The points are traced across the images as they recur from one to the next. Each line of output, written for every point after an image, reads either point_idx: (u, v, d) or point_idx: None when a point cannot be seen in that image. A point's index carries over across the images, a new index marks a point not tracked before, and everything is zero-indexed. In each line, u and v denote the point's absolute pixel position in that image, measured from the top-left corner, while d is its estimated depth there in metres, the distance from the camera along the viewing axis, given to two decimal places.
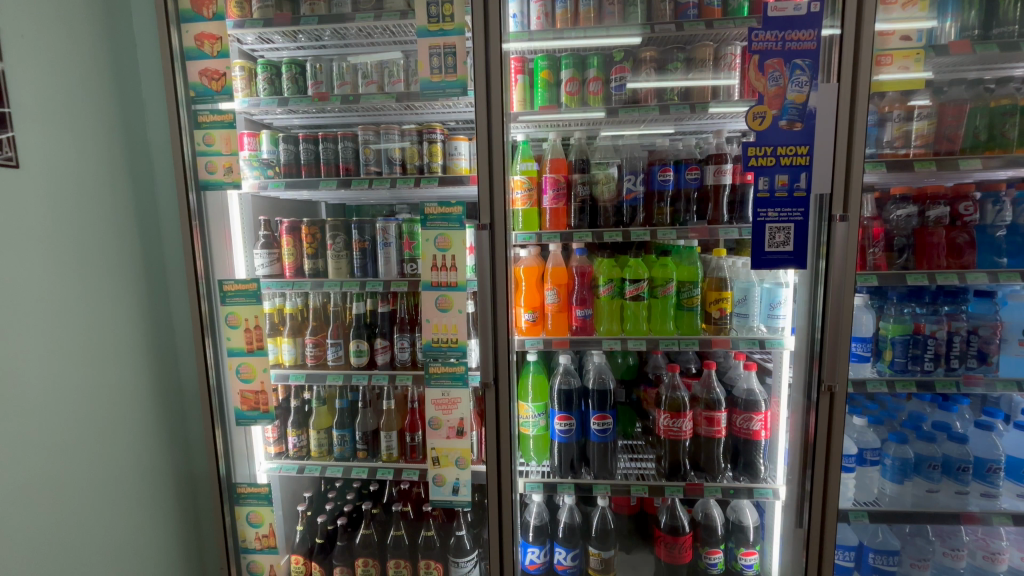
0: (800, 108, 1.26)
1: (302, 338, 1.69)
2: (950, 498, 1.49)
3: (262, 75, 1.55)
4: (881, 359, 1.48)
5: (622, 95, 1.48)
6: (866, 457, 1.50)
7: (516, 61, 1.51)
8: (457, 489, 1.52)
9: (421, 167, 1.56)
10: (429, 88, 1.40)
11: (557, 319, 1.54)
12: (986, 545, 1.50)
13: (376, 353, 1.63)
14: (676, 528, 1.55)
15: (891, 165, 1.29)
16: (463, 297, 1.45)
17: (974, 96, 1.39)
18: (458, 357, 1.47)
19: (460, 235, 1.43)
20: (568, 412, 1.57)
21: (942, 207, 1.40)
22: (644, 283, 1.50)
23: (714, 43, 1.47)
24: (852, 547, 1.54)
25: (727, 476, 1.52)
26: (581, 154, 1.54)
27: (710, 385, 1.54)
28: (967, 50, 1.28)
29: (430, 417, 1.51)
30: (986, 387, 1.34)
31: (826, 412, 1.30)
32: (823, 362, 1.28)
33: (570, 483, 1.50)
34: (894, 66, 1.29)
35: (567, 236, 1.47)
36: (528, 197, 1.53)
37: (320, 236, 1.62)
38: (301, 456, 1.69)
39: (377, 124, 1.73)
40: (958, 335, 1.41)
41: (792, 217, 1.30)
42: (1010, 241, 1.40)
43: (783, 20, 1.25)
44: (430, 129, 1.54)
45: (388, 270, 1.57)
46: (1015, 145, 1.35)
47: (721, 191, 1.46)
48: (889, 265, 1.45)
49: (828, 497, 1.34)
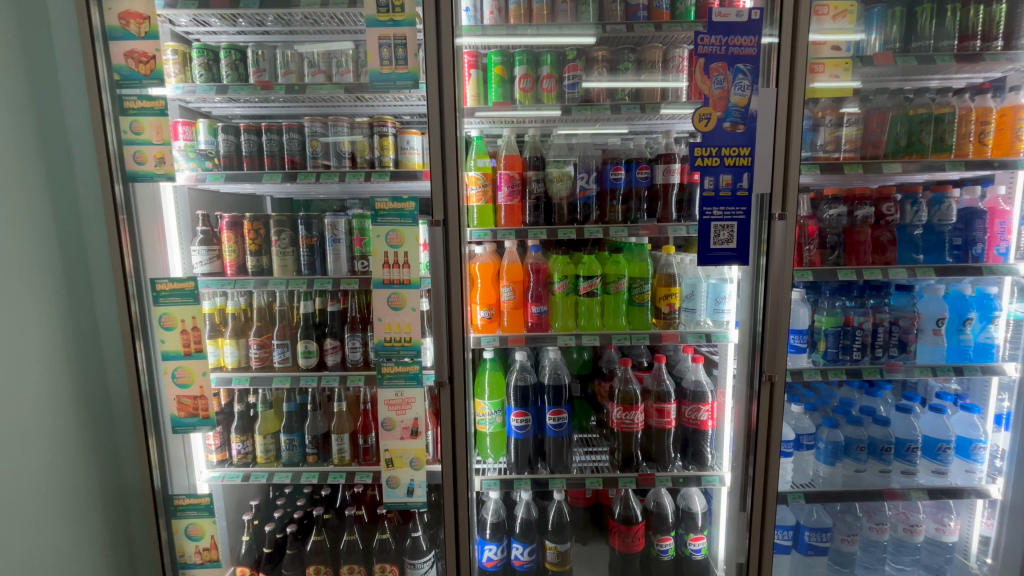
0: (742, 111, 1.31)
1: (246, 339, 1.60)
2: (876, 477, 1.60)
3: (198, 60, 1.45)
4: (816, 350, 1.57)
5: (575, 93, 1.49)
6: (803, 442, 1.60)
7: (469, 55, 1.49)
8: (411, 490, 1.49)
9: (371, 161, 1.51)
10: (378, 79, 1.36)
11: (512, 316, 1.54)
12: (906, 518, 1.63)
13: (326, 354, 1.57)
14: (629, 518, 1.60)
15: (824, 168, 1.38)
16: (417, 296, 1.42)
17: (896, 104, 1.50)
18: (413, 356, 1.44)
19: (413, 232, 1.40)
20: (524, 408, 1.57)
21: (868, 206, 1.51)
22: (597, 279, 1.53)
23: (663, 45, 1.51)
24: (790, 527, 1.64)
25: (676, 465, 1.57)
26: (536, 151, 1.54)
27: (661, 377, 1.59)
28: (889, 62, 1.36)
29: (383, 418, 1.47)
30: (906, 373, 1.45)
31: (767, 400, 1.38)
32: (764, 354, 1.35)
33: (526, 479, 1.51)
34: (825, 74, 1.36)
35: (522, 233, 1.47)
36: (483, 193, 1.50)
37: (265, 232, 1.54)
38: (245, 464, 1.60)
39: (327, 116, 1.67)
40: (882, 326, 1.52)
41: (735, 215, 1.36)
42: (926, 239, 1.53)
43: (726, 25, 1.30)
44: (381, 121, 1.49)
45: (338, 268, 1.52)
46: (930, 151, 1.47)
47: (669, 191, 1.50)
48: (823, 262, 1.55)
49: (769, 482, 1.41)
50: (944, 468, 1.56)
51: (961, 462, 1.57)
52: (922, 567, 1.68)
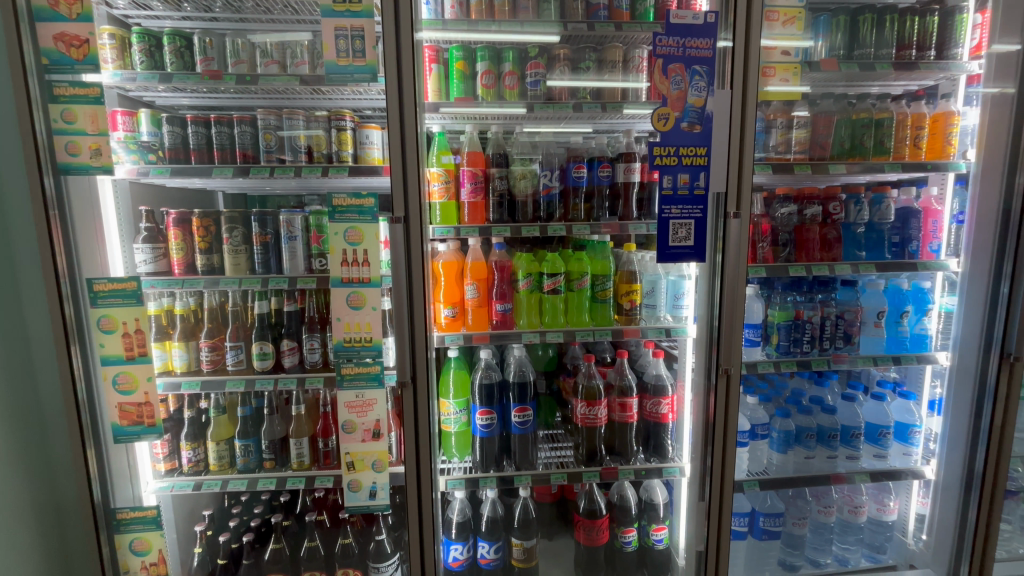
0: (698, 112, 1.35)
1: (196, 341, 1.52)
2: (824, 462, 1.69)
3: (138, 46, 1.36)
4: (769, 343, 1.64)
5: (538, 90, 1.48)
6: (757, 432, 1.67)
7: (430, 50, 1.47)
8: (374, 493, 1.46)
9: (329, 156, 1.47)
10: (334, 71, 1.31)
11: (477, 314, 1.54)
12: (851, 500, 1.73)
13: (282, 356, 1.52)
14: (594, 512, 1.62)
15: (775, 168, 1.43)
16: (377, 294, 1.38)
17: (840, 109, 1.58)
18: (374, 357, 1.40)
19: (373, 229, 1.36)
20: (489, 406, 1.57)
21: (816, 206, 1.58)
22: (561, 277, 1.54)
23: (623, 45, 1.53)
24: (745, 514, 1.72)
25: (639, 458, 1.61)
26: (498, 149, 1.54)
27: (623, 372, 1.62)
28: (835, 68, 1.43)
29: (343, 421, 1.42)
30: (851, 364, 1.54)
31: (724, 392, 1.42)
32: (720, 348, 1.39)
33: (492, 477, 1.50)
34: (777, 78, 1.42)
35: (486, 231, 1.46)
36: (446, 189, 1.48)
37: (215, 229, 1.47)
38: (196, 472, 1.52)
39: (282, 108, 1.60)
40: (829, 319, 1.60)
41: (693, 214, 1.40)
42: (868, 237, 1.61)
43: (684, 27, 1.33)
44: (339, 115, 1.45)
45: (295, 266, 1.48)
46: (872, 153, 1.55)
47: (630, 189, 1.53)
48: (775, 258, 1.60)
49: (726, 471, 1.46)
50: (884, 452, 1.66)
51: (901, 446, 1.70)
52: (865, 545, 1.79)
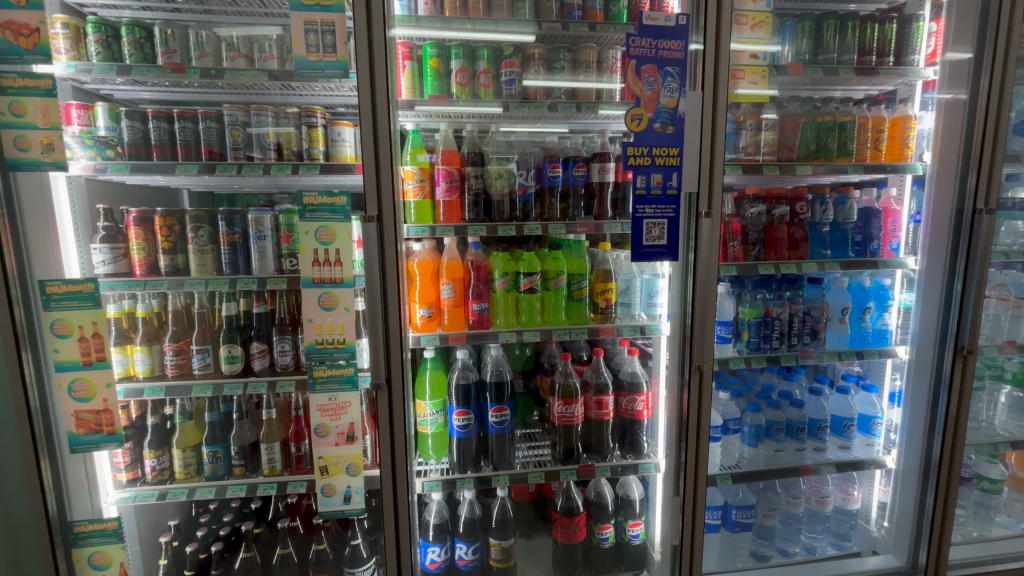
0: (671, 112, 1.37)
1: (160, 345, 1.46)
2: (793, 455, 1.74)
3: (94, 36, 1.30)
4: (740, 339, 1.67)
5: (513, 89, 1.48)
6: (729, 427, 1.71)
7: (403, 47, 1.45)
8: (348, 497, 1.42)
9: (299, 154, 1.43)
10: (303, 67, 1.28)
11: (453, 314, 1.52)
12: (818, 491, 1.79)
13: (252, 359, 1.47)
14: (571, 509, 1.63)
15: (745, 169, 1.47)
16: (350, 295, 1.35)
17: (806, 112, 1.62)
18: (348, 359, 1.37)
19: (345, 228, 1.33)
20: (466, 407, 1.56)
21: (784, 206, 1.62)
22: (538, 276, 1.54)
23: (597, 46, 1.54)
24: (718, 507, 1.75)
25: (615, 455, 1.63)
26: (474, 148, 1.53)
27: (599, 370, 1.64)
28: (801, 72, 1.47)
29: (316, 424, 1.39)
30: (817, 359, 1.58)
31: (697, 388, 1.45)
32: (693, 345, 1.42)
33: (469, 478, 1.49)
34: (746, 80, 1.44)
35: (461, 229, 1.44)
36: (421, 188, 1.47)
37: (180, 228, 1.42)
38: (161, 481, 1.46)
39: (250, 103, 1.55)
40: (797, 316, 1.65)
41: (665, 213, 1.41)
42: (833, 236, 1.67)
43: (656, 29, 1.34)
44: (310, 111, 1.41)
45: (264, 267, 1.44)
46: (836, 155, 1.61)
47: (605, 189, 1.55)
48: (745, 257, 1.64)
49: (699, 465, 1.49)
50: (849, 443, 1.73)
51: (863, 437, 1.74)
52: (831, 533, 1.85)
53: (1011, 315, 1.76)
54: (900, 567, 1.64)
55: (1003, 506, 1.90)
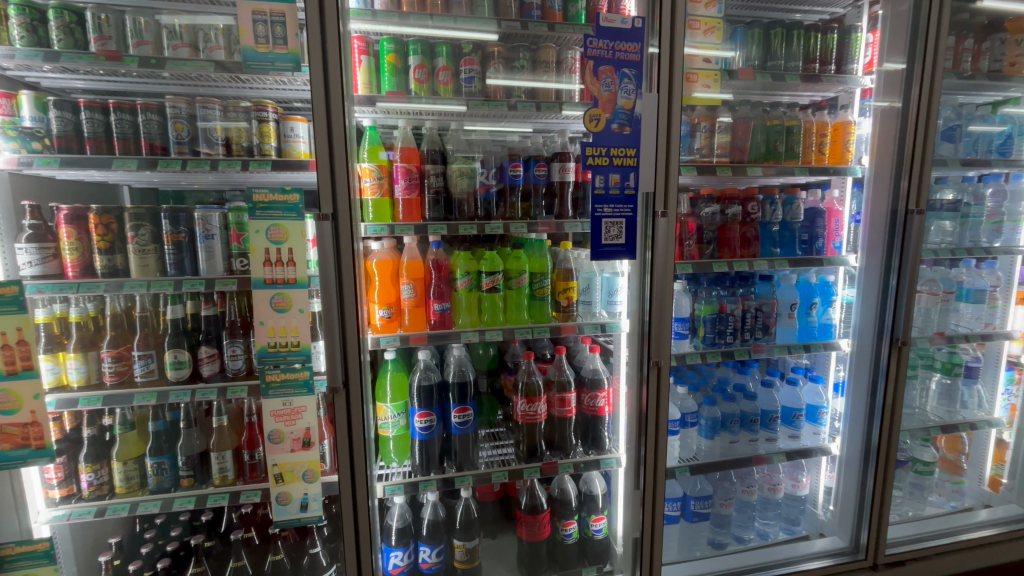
0: (628, 113, 1.39)
1: (96, 352, 1.37)
2: (747, 445, 1.81)
3: (17, 19, 1.21)
4: (697, 335, 1.73)
5: (472, 87, 1.47)
6: (687, 420, 1.76)
7: (359, 40, 1.41)
8: (305, 505, 1.37)
9: (249, 149, 1.37)
10: (252, 58, 1.22)
11: (414, 314, 1.49)
12: (770, 479, 1.87)
13: (201, 364, 1.40)
14: (535, 507, 1.64)
15: (699, 170, 1.51)
16: (304, 296, 1.30)
17: (757, 115, 1.69)
18: (303, 362, 1.32)
19: (298, 226, 1.28)
20: (428, 408, 1.54)
21: (736, 206, 1.69)
22: (499, 275, 1.54)
23: (556, 46, 1.55)
24: (678, 499, 1.80)
25: (578, 451, 1.65)
26: (433, 145, 1.50)
27: (562, 368, 1.65)
28: (751, 76, 1.53)
29: (269, 431, 1.33)
30: (768, 353, 1.65)
31: (655, 384, 1.49)
32: (651, 342, 1.45)
33: (432, 480, 1.47)
34: (700, 84, 1.49)
35: (422, 229, 1.41)
36: (378, 185, 1.44)
37: (118, 227, 1.33)
38: (99, 497, 1.37)
39: (197, 96, 1.48)
40: (749, 312, 1.71)
41: (623, 212, 1.44)
42: (782, 235, 1.75)
43: (612, 31, 1.36)
44: (260, 105, 1.35)
45: (212, 267, 1.37)
46: (783, 157, 1.68)
47: (566, 188, 1.56)
48: (701, 255, 1.69)
49: (658, 459, 1.53)
50: (797, 432, 1.82)
51: (810, 426, 1.84)
52: (783, 519, 1.94)
53: (940, 309, 1.89)
54: (844, 548, 1.74)
55: (935, 486, 2.05)
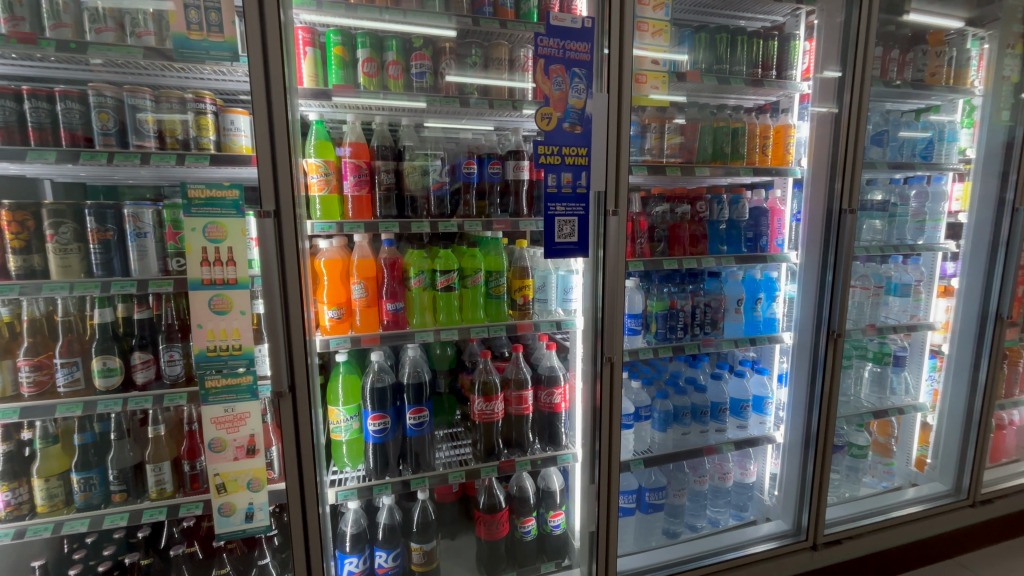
0: (579, 112, 1.40)
1: (12, 360, 1.27)
2: (698, 437, 1.87)
3: None
4: (649, 331, 1.78)
5: (423, 82, 1.45)
6: (641, 414, 1.81)
7: (304, 31, 1.35)
8: (250, 515, 1.31)
9: (185, 143, 1.29)
10: (184, 46, 1.16)
11: (365, 315, 1.45)
12: (720, 468, 1.95)
13: (133, 371, 1.31)
14: (494, 505, 1.63)
15: (650, 169, 1.55)
16: (245, 297, 1.25)
17: (704, 117, 1.75)
18: (246, 366, 1.26)
19: (238, 224, 1.22)
20: (382, 410, 1.50)
21: (685, 205, 1.74)
22: (454, 274, 1.52)
23: (509, 44, 1.55)
24: (633, 491, 1.85)
25: (535, 448, 1.65)
26: (384, 141, 1.47)
27: (519, 366, 1.65)
28: (697, 79, 1.58)
29: (210, 439, 1.27)
30: (717, 347, 1.71)
31: (608, 379, 1.51)
32: (604, 338, 1.47)
33: (387, 483, 1.44)
34: (648, 85, 1.53)
35: (372, 227, 1.38)
36: (326, 181, 1.39)
37: (35, 225, 1.23)
38: (18, 518, 1.26)
39: (126, 84, 1.38)
40: (699, 307, 1.78)
41: (575, 211, 1.45)
42: (729, 233, 1.81)
43: (563, 30, 1.37)
44: (197, 96, 1.28)
45: (145, 268, 1.29)
46: (729, 158, 1.74)
47: (520, 186, 1.56)
48: (652, 253, 1.74)
49: (613, 453, 1.55)
50: (745, 422, 1.89)
51: (757, 416, 1.94)
52: (733, 506, 2.03)
53: (872, 302, 2.03)
54: (787, 531, 1.83)
55: (869, 467, 2.19)
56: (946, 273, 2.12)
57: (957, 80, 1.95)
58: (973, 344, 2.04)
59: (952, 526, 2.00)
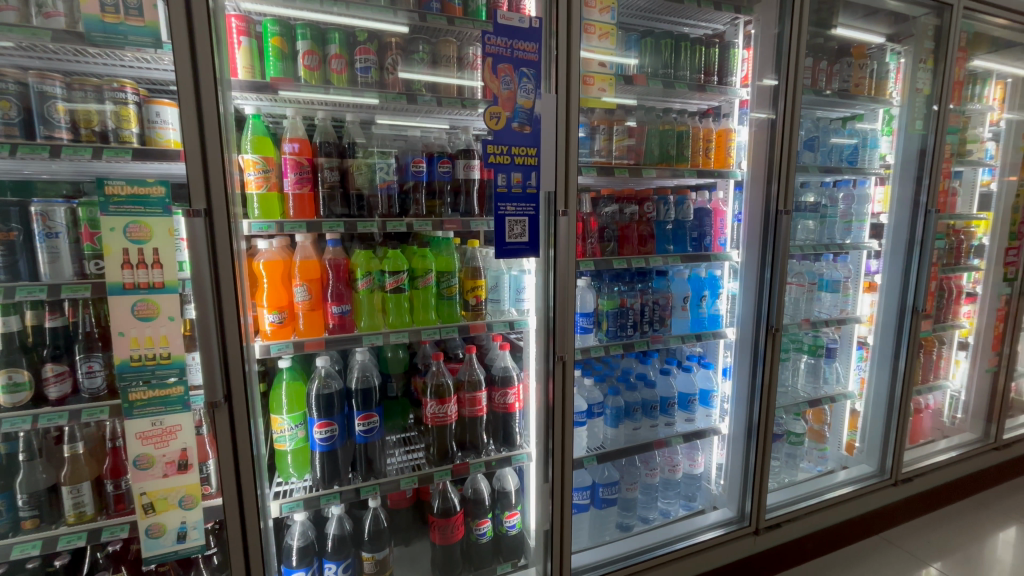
0: (528, 112, 1.40)
1: None
2: (648, 431, 1.92)
3: None
4: (601, 329, 1.81)
5: (368, 78, 1.40)
6: (594, 411, 1.84)
7: (238, 20, 1.28)
8: (183, 535, 1.23)
9: (103, 135, 1.19)
10: (95, 28, 1.06)
11: (309, 318, 1.39)
12: (669, 460, 2.02)
13: (46, 385, 1.20)
14: (448, 509, 1.61)
15: (599, 170, 1.57)
16: (174, 302, 1.16)
17: (652, 120, 1.80)
18: (177, 376, 1.18)
19: (164, 223, 1.14)
20: (329, 418, 1.44)
21: (633, 205, 1.79)
22: (404, 275, 1.49)
23: (457, 41, 1.53)
24: (587, 487, 1.87)
25: (489, 449, 1.64)
26: (327, 137, 1.41)
27: (473, 367, 1.64)
28: (643, 83, 1.61)
29: (134, 456, 1.17)
30: (665, 343, 1.76)
31: (561, 378, 1.52)
32: (557, 338, 1.48)
33: (335, 493, 1.39)
34: (595, 87, 1.55)
35: (315, 226, 1.32)
36: (264, 179, 1.32)
37: None
38: None
39: (34, 69, 1.26)
40: (647, 305, 1.83)
41: (526, 211, 1.45)
42: (675, 233, 1.87)
43: (510, 29, 1.36)
44: (116, 84, 1.18)
45: (57, 272, 1.18)
46: (675, 160, 1.80)
47: (470, 185, 1.54)
48: (602, 253, 1.76)
49: (566, 451, 1.57)
50: (692, 415, 1.96)
51: (704, 409, 2.00)
52: (682, 496, 2.10)
53: (806, 298, 2.16)
54: (732, 518, 1.91)
55: (805, 453, 2.34)
56: (871, 270, 2.31)
57: (878, 91, 2.10)
58: (893, 337, 2.21)
59: (878, 504, 2.16)
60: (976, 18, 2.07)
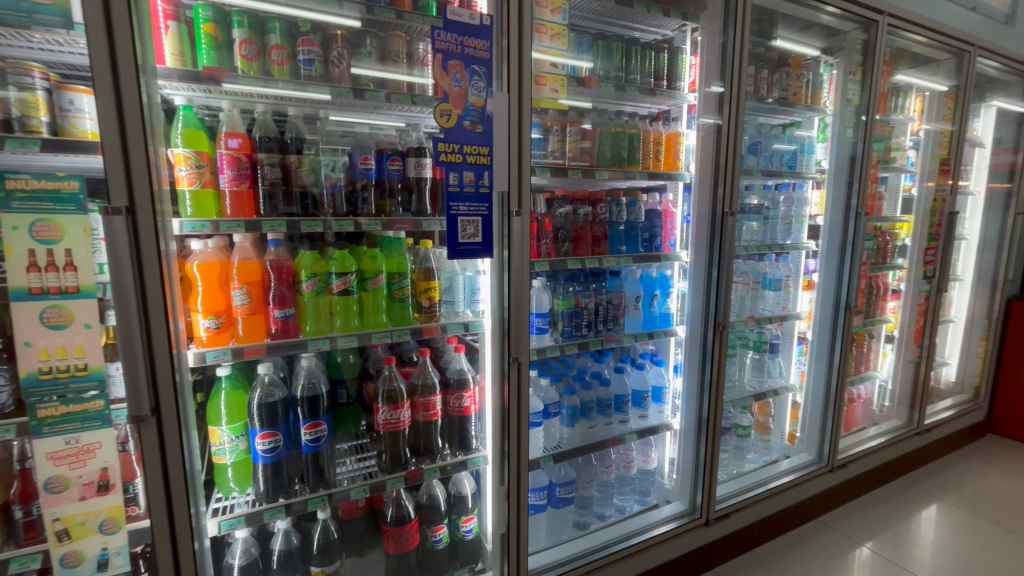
0: (479, 111, 1.38)
1: None
2: (603, 429, 1.94)
3: None
4: (556, 329, 1.82)
5: (312, 70, 1.34)
6: (550, 411, 1.84)
7: (164, 3, 1.19)
8: (104, 562, 1.15)
9: (4, 123, 1.07)
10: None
11: (249, 323, 1.32)
12: (624, 457, 2.05)
13: None
14: (402, 517, 1.57)
15: (552, 171, 1.57)
16: (91, 308, 1.06)
17: (604, 122, 1.82)
18: (96, 390, 1.06)
19: (79, 223, 1.04)
20: (272, 428, 1.37)
21: (586, 206, 1.81)
22: (352, 276, 1.43)
23: (407, 36, 1.49)
24: (544, 488, 1.88)
25: (444, 454, 1.61)
26: (267, 131, 1.33)
27: (426, 371, 1.60)
28: (595, 85, 1.63)
29: (45, 479, 1.07)
30: (618, 342, 1.78)
31: (516, 379, 1.52)
32: (511, 339, 1.47)
33: (281, 506, 1.31)
34: (547, 87, 1.55)
35: (254, 225, 1.24)
36: (197, 175, 1.23)
37: None
38: None
39: None
40: (601, 305, 1.85)
41: (479, 211, 1.42)
42: (627, 234, 1.91)
43: (460, 25, 1.34)
44: (22, 67, 1.07)
45: None
46: (626, 162, 1.83)
47: (422, 185, 1.50)
48: (557, 253, 1.78)
49: (521, 452, 1.56)
50: (645, 412, 2.01)
51: (657, 405, 2.07)
52: (637, 492, 2.14)
53: (750, 296, 2.26)
54: (684, 510, 1.97)
55: (752, 445, 2.44)
56: (809, 269, 2.44)
57: (814, 100, 2.23)
58: (829, 332, 2.34)
59: (817, 490, 2.28)
60: (898, 35, 2.23)
